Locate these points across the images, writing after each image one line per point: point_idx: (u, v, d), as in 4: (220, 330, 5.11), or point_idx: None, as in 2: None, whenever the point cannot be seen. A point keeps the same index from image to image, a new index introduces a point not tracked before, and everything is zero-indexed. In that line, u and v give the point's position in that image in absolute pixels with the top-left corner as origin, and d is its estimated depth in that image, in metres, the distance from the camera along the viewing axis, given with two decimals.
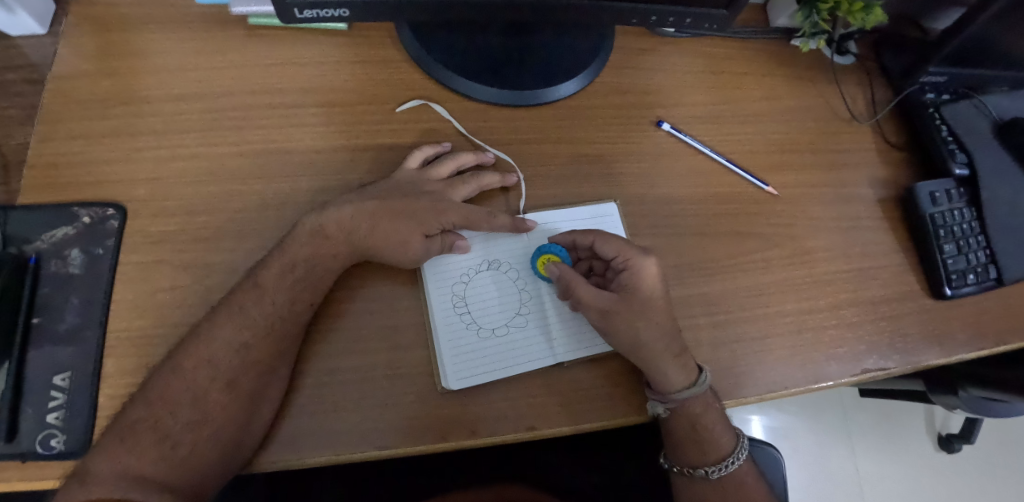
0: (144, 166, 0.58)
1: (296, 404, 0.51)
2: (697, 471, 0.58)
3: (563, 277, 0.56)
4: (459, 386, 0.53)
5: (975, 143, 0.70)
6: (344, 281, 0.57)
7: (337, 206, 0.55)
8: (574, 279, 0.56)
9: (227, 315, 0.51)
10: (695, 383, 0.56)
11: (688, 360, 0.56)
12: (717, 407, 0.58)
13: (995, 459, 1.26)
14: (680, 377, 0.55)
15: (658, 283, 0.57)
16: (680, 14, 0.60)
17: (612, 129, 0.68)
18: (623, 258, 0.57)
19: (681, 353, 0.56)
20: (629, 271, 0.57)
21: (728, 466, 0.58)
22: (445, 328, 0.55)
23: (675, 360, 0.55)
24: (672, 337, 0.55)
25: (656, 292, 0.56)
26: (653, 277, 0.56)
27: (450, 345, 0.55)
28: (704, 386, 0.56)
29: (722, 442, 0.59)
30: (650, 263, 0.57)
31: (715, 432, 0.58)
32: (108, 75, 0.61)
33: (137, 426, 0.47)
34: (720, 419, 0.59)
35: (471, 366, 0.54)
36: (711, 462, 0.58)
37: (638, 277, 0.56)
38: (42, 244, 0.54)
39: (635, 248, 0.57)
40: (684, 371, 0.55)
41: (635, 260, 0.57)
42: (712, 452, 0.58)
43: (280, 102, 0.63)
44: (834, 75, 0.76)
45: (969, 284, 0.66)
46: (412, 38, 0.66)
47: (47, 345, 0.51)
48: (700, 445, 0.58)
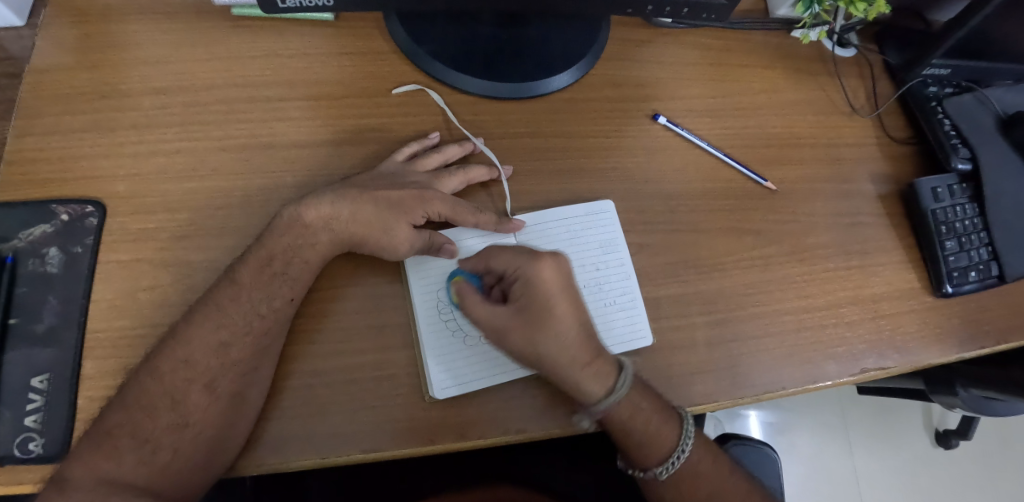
0: (124, 161, 0.57)
1: (280, 407, 0.50)
2: (647, 473, 0.55)
3: (461, 293, 0.52)
4: (445, 396, 0.52)
5: (978, 137, 0.69)
6: (327, 277, 0.55)
7: (319, 196, 0.53)
8: (470, 297, 0.52)
9: (207, 315, 0.49)
10: (612, 390, 0.52)
11: (606, 365, 0.52)
12: (646, 405, 0.53)
13: (991, 455, 1.25)
14: (595, 386, 0.51)
15: (557, 286, 0.51)
16: (676, 4, 0.58)
17: (606, 123, 0.66)
18: (514, 269, 0.52)
19: (592, 360, 0.52)
20: (523, 279, 0.52)
21: (678, 459, 0.54)
22: (432, 334, 0.54)
23: (583, 372, 0.51)
24: (583, 344, 0.52)
25: (556, 298, 0.51)
26: (550, 281, 0.51)
27: (436, 352, 0.53)
28: (622, 392, 0.52)
29: (663, 439, 0.53)
30: (542, 267, 0.51)
31: (651, 430, 0.53)
32: (89, 67, 0.60)
33: (115, 431, 0.46)
34: (656, 414, 0.53)
35: (456, 375, 0.52)
36: (659, 462, 0.54)
37: (532, 284, 0.51)
38: (19, 243, 0.53)
39: (524, 254, 0.52)
40: (598, 380, 0.52)
41: (524, 267, 0.52)
42: (657, 451, 0.54)
43: (265, 95, 0.61)
44: (835, 68, 0.75)
45: (971, 282, 0.65)
46: (401, 29, 0.64)
47: (24, 346, 0.50)
48: (641, 448, 0.54)
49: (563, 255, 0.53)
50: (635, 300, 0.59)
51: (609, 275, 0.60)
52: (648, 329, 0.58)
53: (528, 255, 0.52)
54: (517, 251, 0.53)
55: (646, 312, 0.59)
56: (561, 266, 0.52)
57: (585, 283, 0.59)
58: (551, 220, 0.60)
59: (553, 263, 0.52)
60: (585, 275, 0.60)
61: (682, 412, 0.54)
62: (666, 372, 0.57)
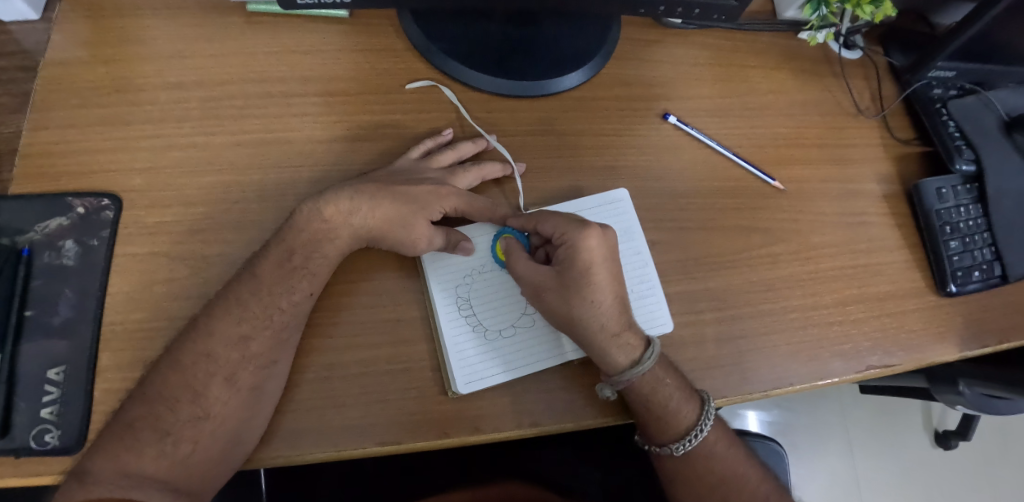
0: (140, 155, 0.57)
1: (297, 400, 0.50)
2: (662, 450, 0.55)
3: (507, 249, 0.55)
4: (468, 390, 0.52)
5: (981, 139, 0.70)
6: (344, 273, 0.55)
7: (338, 191, 0.53)
8: (515, 255, 0.55)
9: (226, 308, 0.50)
10: (638, 362, 0.53)
11: (633, 338, 0.54)
12: (670, 380, 0.54)
13: (991, 456, 1.26)
14: (621, 356, 0.53)
15: (599, 257, 0.52)
16: (688, 6, 0.59)
17: (617, 121, 0.67)
18: (559, 235, 0.53)
19: (621, 331, 0.53)
20: (567, 246, 0.53)
21: (694, 439, 0.54)
22: (450, 328, 0.54)
23: (611, 340, 0.53)
24: (616, 315, 0.53)
25: (595, 268, 0.52)
26: (593, 251, 0.52)
27: (455, 346, 0.53)
28: (647, 364, 0.52)
29: (683, 417, 0.53)
30: (588, 236, 0.52)
31: (671, 406, 0.53)
32: (103, 62, 0.60)
33: (136, 423, 0.46)
34: (678, 390, 0.54)
35: (479, 369, 0.53)
36: (675, 439, 0.55)
37: (575, 252, 0.52)
38: (35, 235, 0.53)
39: (573, 224, 0.53)
40: (625, 349, 0.53)
41: (571, 234, 0.53)
42: (674, 429, 0.54)
43: (280, 91, 0.61)
44: (841, 69, 0.76)
45: (975, 281, 0.66)
46: (415, 26, 0.65)
47: (40, 338, 0.50)
48: (660, 422, 0.54)
49: (610, 229, 0.54)
50: (653, 287, 0.60)
51: (626, 264, 0.61)
52: (666, 314, 0.59)
53: (577, 223, 0.53)
54: (563, 221, 0.55)
55: (663, 296, 0.60)
56: (606, 240, 0.53)
57: None
58: None
59: (600, 235, 0.53)
60: None
61: (703, 394, 0.55)
62: (677, 368, 0.58)
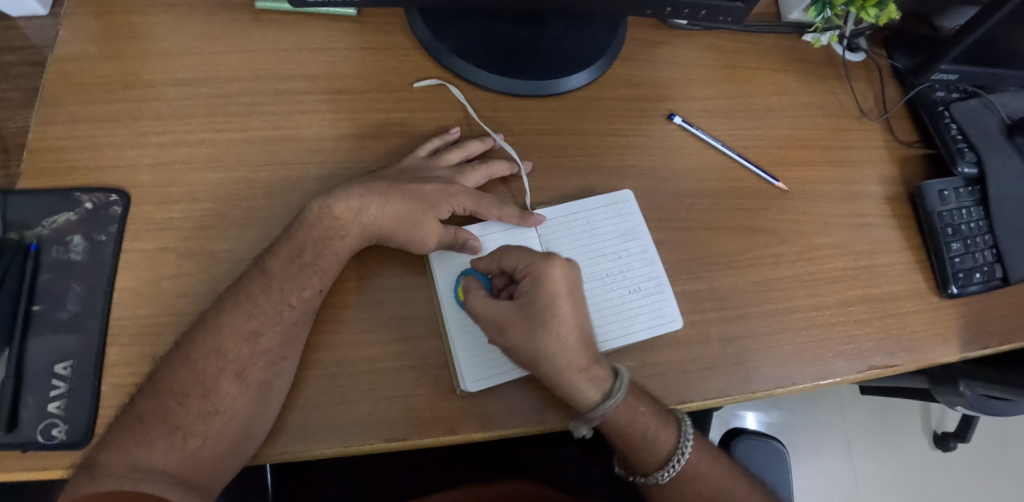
0: (148, 151, 0.57)
1: (305, 396, 0.50)
2: (648, 479, 0.57)
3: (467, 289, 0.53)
4: (477, 388, 0.52)
5: (983, 142, 0.71)
6: (354, 270, 0.56)
7: (348, 189, 0.54)
8: (474, 294, 0.52)
9: (235, 304, 0.50)
10: (610, 395, 0.52)
11: (601, 371, 0.53)
12: (643, 409, 0.54)
13: (989, 458, 1.27)
14: (590, 392, 0.52)
15: (564, 287, 0.52)
16: (695, 6, 0.59)
17: (623, 121, 0.68)
18: (524, 266, 0.53)
19: (590, 365, 0.52)
20: (532, 278, 0.52)
21: (677, 464, 0.56)
22: (460, 324, 0.54)
23: (580, 375, 0.51)
24: (580, 350, 0.52)
25: (561, 299, 0.51)
26: (558, 282, 0.52)
27: (465, 343, 0.53)
28: (618, 396, 0.52)
29: (662, 443, 0.55)
30: (552, 268, 0.52)
31: (650, 435, 0.54)
32: (112, 58, 0.60)
33: (147, 418, 0.46)
34: (655, 418, 0.54)
35: (487, 367, 0.53)
36: (658, 468, 0.56)
37: (541, 283, 0.51)
38: (43, 230, 0.53)
39: (539, 256, 0.53)
40: (593, 385, 0.52)
41: (534, 265, 0.52)
42: (655, 458, 0.56)
43: (288, 88, 0.62)
44: (845, 72, 0.76)
45: (976, 283, 0.67)
46: (423, 25, 0.65)
47: (48, 332, 0.50)
48: (641, 453, 0.56)
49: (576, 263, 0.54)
50: (661, 284, 0.61)
51: (631, 263, 0.61)
52: (676, 311, 0.60)
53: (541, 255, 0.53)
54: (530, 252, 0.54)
55: (671, 295, 0.60)
56: (571, 270, 0.53)
57: (608, 273, 0.61)
58: (571, 214, 0.62)
59: (564, 265, 0.53)
60: (608, 265, 0.61)
61: (678, 417, 0.56)
62: (682, 367, 0.58)
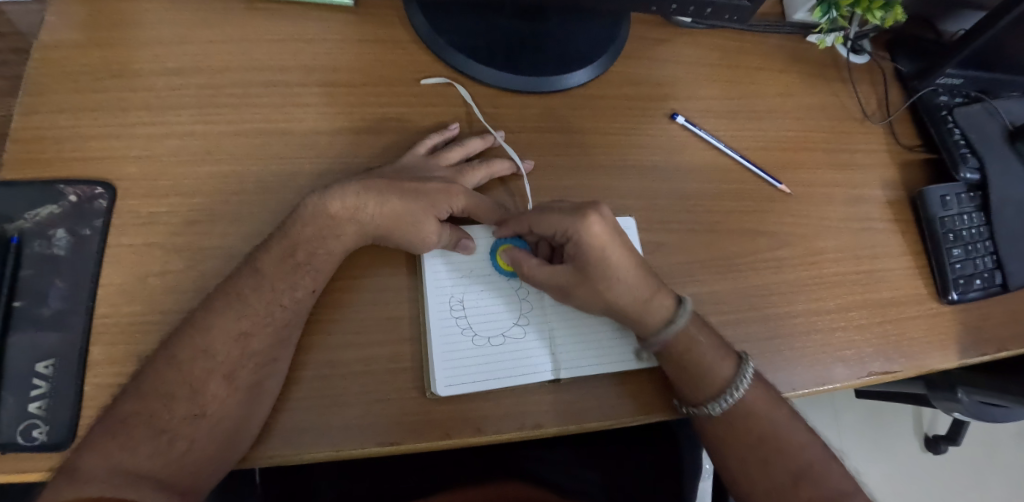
0: (135, 142, 0.55)
1: (295, 398, 0.49)
2: (698, 410, 0.53)
3: (513, 262, 0.54)
4: (447, 393, 0.51)
5: (985, 148, 0.70)
6: (345, 270, 0.54)
7: (345, 185, 0.52)
8: (524, 264, 0.54)
9: (226, 303, 0.48)
10: (671, 320, 0.53)
11: (666, 297, 0.53)
12: (703, 338, 0.53)
13: (979, 461, 1.28)
14: (656, 317, 0.53)
15: (606, 240, 0.51)
16: (701, 4, 0.57)
17: (625, 120, 0.66)
18: (561, 231, 0.51)
19: (654, 293, 0.53)
20: (573, 241, 0.51)
21: (730, 398, 0.52)
22: (439, 331, 0.53)
23: (648, 303, 0.53)
24: (641, 282, 0.52)
25: (607, 251, 0.51)
26: (598, 238, 0.50)
27: (443, 351, 0.52)
28: (681, 322, 0.52)
29: (717, 374, 0.53)
30: (590, 224, 0.50)
31: (706, 363, 0.53)
32: (98, 45, 0.58)
33: (131, 420, 0.45)
34: (712, 349, 0.53)
35: (464, 373, 0.52)
36: (710, 397, 0.53)
37: (583, 245, 0.50)
38: (25, 223, 0.51)
39: (568, 217, 0.51)
40: (659, 308, 0.53)
41: (571, 226, 0.50)
42: (708, 386, 0.53)
43: (283, 80, 0.60)
44: (848, 74, 0.76)
45: (976, 289, 0.66)
46: (422, 18, 0.63)
47: (29, 329, 0.48)
48: (695, 383, 0.53)
49: (605, 207, 0.52)
50: None
51: None
52: None
53: (569, 214, 0.51)
54: (558, 212, 0.52)
55: None
56: (607, 218, 0.51)
57: None
58: None
59: (599, 216, 0.51)
60: None
61: (741, 355, 0.54)
62: None
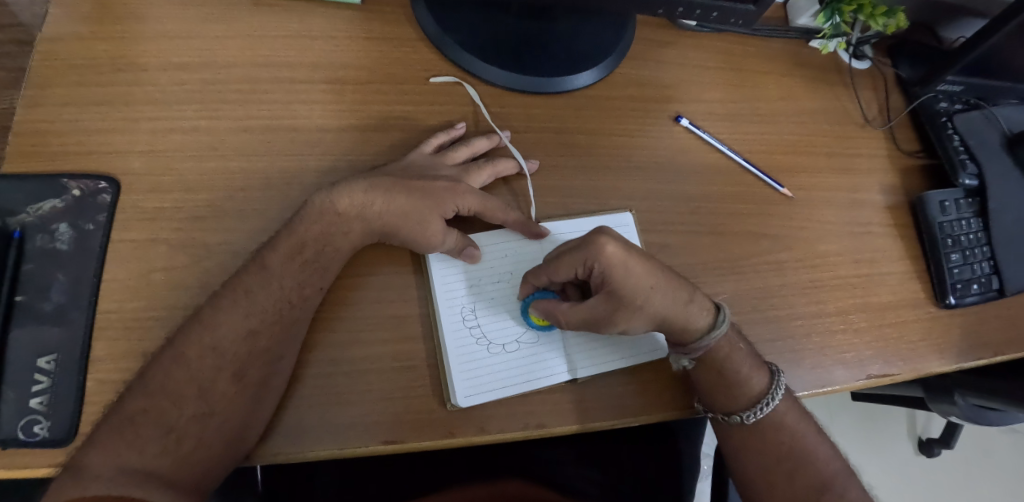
0: (139, 137, 0.55)
1: (300, 395, 0.49)
2: (733, 418, 0.55)
3: (547, 313, 0.53)
4: (467, 404, 0.51)
5: (984, 154, 0.71)
6: (352, 268, 0.54)
7: (351, 184, 0.52)
8: (558, 311, 0.53)
9: (232, 299, 0.48)
10: (713, 326, 0.54)
11: (702, 302, 0.54)
12: (742, 346, 0.55)
13: (971, 464, 1.29)
14: (698, 323, 0.53)
15: (626, 260, 0.50)
16: (707, 7, 0.57)
17: (630, 122, 0.67)
18: (583, 265, 0.51)
19: (692, 298, 0.54)
20: (599, 271, 0.50)
21: (766, 407, 0.54)
22: (455, 342, 0.53)
23: (689, 307, 0.53)
24: (673, 293, 0.52)
25: (630, 270, 0.50)
26: (620, 258, 0.50)
27: (461, 363, 0.52)
28: (723, 328, 0.54)
29: (752, 385, 0.54)
30: (609, 247, 0.50)
31: (744, 373, 0.54)
32: (102, 38, 0.57)
33: (137, 417, 0.44)
34: (748, 359, 0.55)
35: (480, 383, 0.52)
36: (744, 406, 0.54)
37: (610, 270, 0.50)
38: (27, 217, 0.51)
39: (585, 247, 0.50)
40: (700, 315, 0.54)
41: (589, 255, 0.50)
42: (744, 395, 0.54)
43: (288, 76, 0.60)
44: (850, 79, 0.76)
45: (973, 293, 0.67)
46: (429, 17, 0.63)
47: (31, 324, 0.48)
48: (729, 391, 0.54)
49: (607, 227, 0.52)
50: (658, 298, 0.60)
51: None
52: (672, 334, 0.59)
53: (584, 245, 0.50)
54: (574, 248, 0.51)
55: None
56: (618, 238, 0.51)
57: None
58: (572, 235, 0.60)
59: (609, 236, 0.50)
60: None
61: (772, 366, 0.56)
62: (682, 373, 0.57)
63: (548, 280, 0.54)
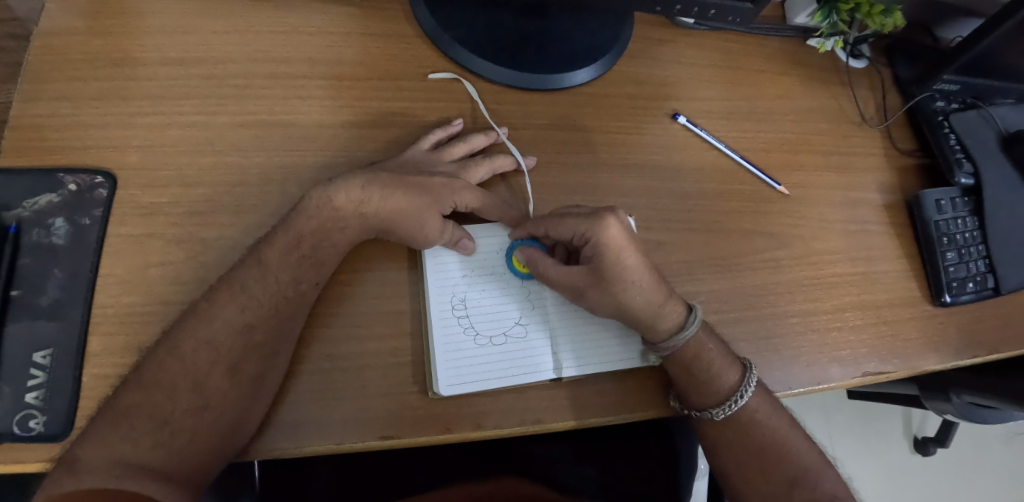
0: (136, 132, 0.55)
1: (296, 390, 0.49)
2: (703, 414, 0.54)
3: (529, 260, 0.55)
4: (449, 393, 0.50)
5: (980, 153, 0.71)
6: (349, 263, 0.54)
7: (350, 178, 0.52)
8: (540, 264, 0.54)
9: (229, 294, 0.48)
10: (683, 327, 0.53)
11: (678, 305, 0.54)
12: (712, 345, 0.54)
13: (967, 463, 1.29)
14: (668, 323, 0.53)
15: (622, 244, 0.51)
16: (704, 5, 0.57)
17: (627, 120, 0.67)
18: (581, 234, 0.52)
19: (665, 299, 0.53)
20: (592, 243, 0.51)
21: (736, 404, 0.53)
22: (441, 331, 0.53)
23: (659, 308, 0.53)
24: (654, 289, 0.53)
25: (624, 254, 0.51)
26: (616, 241, 0.51)
27: (445, 351, 0.52)
28: (692, 329, 0.53)
29: (723, 382, 0.54)
30: (609, 227, 0.51)
31: (713, 370, 0.54)
32: (100, 33, 0.57)
33: (133, 412, 0.44)
34: (720, 357, 0.54)
35: (465, 373, 0.52)
36: (716, 403, 0.54)
37: (603, 247, 0.51)
38: (23, 212, 0.50)
39: (588, 221, 0.51)
40: (672, 314, 0.53)
41: (591, 228, 0.51)
42: (714, 393, 0.54)
43: (285, 72, 0.60)
44: (847, 78, 0.76)
45: (968, 292, 0.67)
46: (427, 13, 0.63)
47: (26, 319, 0.48)
48: (700, 388, 0.54)
49: (621, 210, 0.53)
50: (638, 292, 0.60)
51: None
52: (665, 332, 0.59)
53: (589, 216, 0.51)
54: (579, 214, 0.52)
55: None
56: (625, 224, 0.52)
57: None
58: None
59: (618, 219, 0.51)
60: None
61: (745, 362, 0.55)
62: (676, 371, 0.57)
63: (546, 233, 0.55)
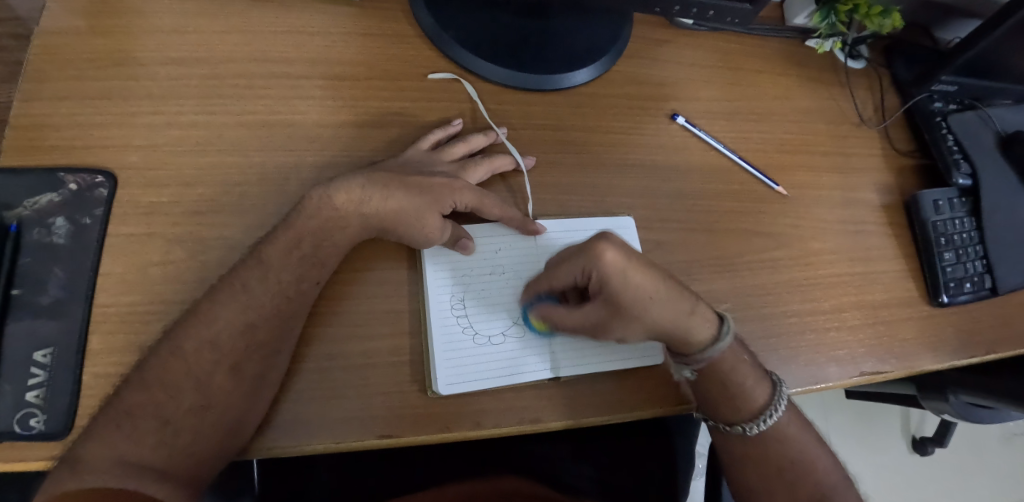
0: (137, 132, 0.55)
1: (296, 389, 0.49)
2: (733, 429, 0.55)
3: (544, 317, 0.54)
4: (448, 392, 0.51)
5: (978, 154, 0.72)
6: (348, 262, 0.55)
7: (349, 178, 0.52)
8: (555, 316, 0.53)
9: (229, 294, 0.49)
10: (718, 338, 0.53)
11: (706, 313, 0.53)
12: (746, 357, 0.55)
13: (965, 463, 1.30)
14: (702, 333, 0.52)
15: (622, 268, 0.49)
16: (703, 6, 0.57)
17: (627, 120, 0.67)
18: (581, 271, 0.51)
19: (695, 307, 0.52)
20: (595, 277, 0.50)
21: (768, 420, 0.54)
22: (441, 330, 0.53)
23: (690, 319, 0.52)
24: (674, 304, 0.51)
25: (629, 278, 0.49)
26: (616, 265, 0.49)
27: (445, 351, 0.52)
28: (727, 340, 0.53)
29: (756, 397, 0.55)
30: (606, 255, 0.49)
31: (747, 385, 0.54)
32: (101, 33, 0.58)
33: (133, 410, 0.44)
34: (753, 371, 0.55)
35: (465, 372, 0.52)
36: (749, 418, 0.55)
37: (607, 278, 0.49)
38: (24, 211, 0.51)
39: (584, 253, 0.50)
40: (705, 324, 0.53)
41: (588, 263, 0.49)
42: (746, 408, 0.55)
43: (285, 72, 0.60)
44: (846, 79, 0.77)
45: (966, 292, 0.68)
46: (427, 13, 0.64)
47: (27, 318, 0.48)
48: (733, 403, 0.54)
49: (612, 233, 0.51)
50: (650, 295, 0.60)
51: None
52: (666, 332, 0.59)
53: (582, 250, 0.50)
54: (572, 253, 0.51)
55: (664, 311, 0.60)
56: (618, 245, 0.49)
57: None
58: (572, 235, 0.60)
59: (609, 243, 0.49)
60: None
61: (775, 377, 0.56)
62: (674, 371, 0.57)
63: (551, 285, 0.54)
